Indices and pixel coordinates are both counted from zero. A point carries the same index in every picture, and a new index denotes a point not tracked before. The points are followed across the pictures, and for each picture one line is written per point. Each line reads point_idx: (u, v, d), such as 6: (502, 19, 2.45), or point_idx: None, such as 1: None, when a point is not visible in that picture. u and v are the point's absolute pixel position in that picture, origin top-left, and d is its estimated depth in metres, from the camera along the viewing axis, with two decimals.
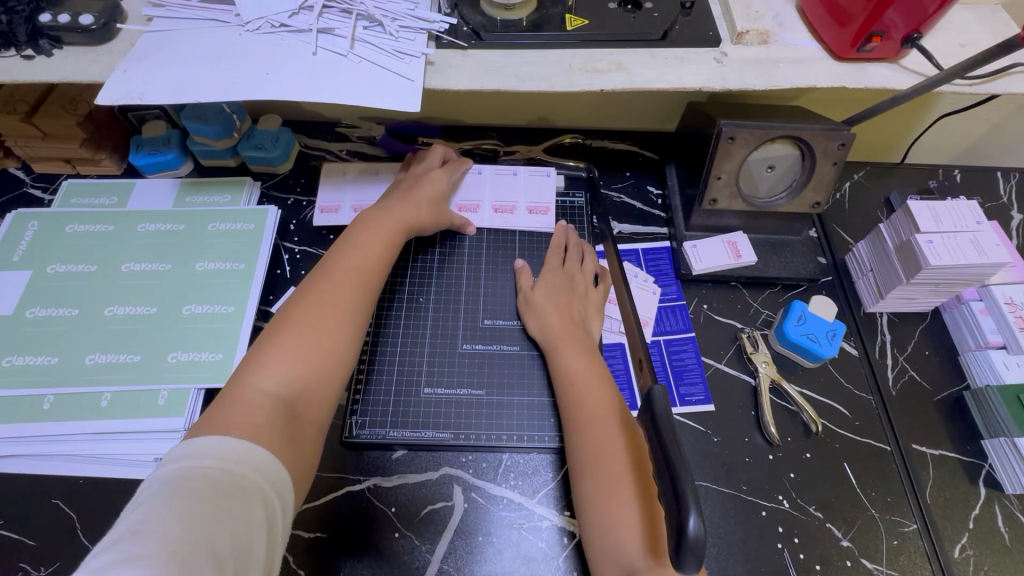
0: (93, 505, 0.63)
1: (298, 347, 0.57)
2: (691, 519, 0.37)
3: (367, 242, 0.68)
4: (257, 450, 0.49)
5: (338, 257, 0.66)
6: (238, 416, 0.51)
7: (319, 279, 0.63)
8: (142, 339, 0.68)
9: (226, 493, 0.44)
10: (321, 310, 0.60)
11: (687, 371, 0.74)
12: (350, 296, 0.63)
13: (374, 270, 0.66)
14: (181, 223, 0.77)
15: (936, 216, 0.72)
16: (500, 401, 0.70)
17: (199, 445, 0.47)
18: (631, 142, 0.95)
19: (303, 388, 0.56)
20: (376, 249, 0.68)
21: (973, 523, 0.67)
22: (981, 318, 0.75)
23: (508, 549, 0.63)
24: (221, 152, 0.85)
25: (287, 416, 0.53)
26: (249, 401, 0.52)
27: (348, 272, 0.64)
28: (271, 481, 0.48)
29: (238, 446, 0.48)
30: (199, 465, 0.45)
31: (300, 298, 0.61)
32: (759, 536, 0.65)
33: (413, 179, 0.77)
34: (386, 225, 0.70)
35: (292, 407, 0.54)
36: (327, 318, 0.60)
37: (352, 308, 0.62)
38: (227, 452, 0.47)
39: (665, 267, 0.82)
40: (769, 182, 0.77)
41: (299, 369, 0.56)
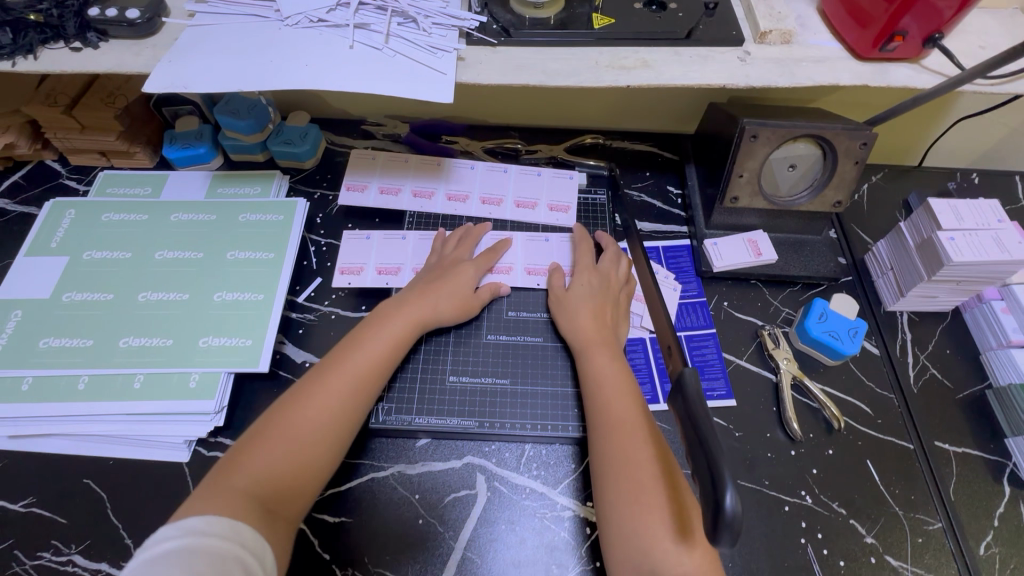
0: (125, 485, 0.64)
1: (290, 439, 0.56)
2: (728, 495, 0.37)
3: (372, 341, 0.65)
4: (240, 529, 0.49)
5: (348, 350, 0.64)
6: (224, 498, 0.51)
7: (323, 371, 0.62)
8: (174, 324, 0.69)
9: (209, 567, 0.45)
10: (318, 404, 0.59)
11: (708, 366, 0.75)
12: (352, 385, 0.61)
13: (384, 360, 0.64)
14: (213, 214, 0.79)
15: (958, 215, 0.73)
16: (523, 392, 0.71)
17: (188, 523, 0.48)
18: (651, 143, 0.96)
19: (281, 486, 0.54)
20: (389, 345, 0.65)
21: (998, 522, 0.66)
22: (1002, 317, 0.75)
23: (531, 538, 0.63)
24: (251, 146, 0.87)
25: (269, 507, 0.52)
26: (234, 487, 0.52)
27: (344, 375, 0.61)
28: (259, 561, 0.48)
29: (222, 524, 0.48)
30: (183, 544, 0.46)
31: (303, 388, 0.60)
32: (782, 531, 0.65)
33: (440, 273, 0.73)
34: (397, 319, 0.67)
35: (276, 502, 0.53)
36: (323, 411, 0.59)
37: (341, 408, 0.60)
38: (210, 530, 0.48)
39: (686, 265, 0.83)
40: (789, 181, 0.78)
41: (285, 462, 0.55)
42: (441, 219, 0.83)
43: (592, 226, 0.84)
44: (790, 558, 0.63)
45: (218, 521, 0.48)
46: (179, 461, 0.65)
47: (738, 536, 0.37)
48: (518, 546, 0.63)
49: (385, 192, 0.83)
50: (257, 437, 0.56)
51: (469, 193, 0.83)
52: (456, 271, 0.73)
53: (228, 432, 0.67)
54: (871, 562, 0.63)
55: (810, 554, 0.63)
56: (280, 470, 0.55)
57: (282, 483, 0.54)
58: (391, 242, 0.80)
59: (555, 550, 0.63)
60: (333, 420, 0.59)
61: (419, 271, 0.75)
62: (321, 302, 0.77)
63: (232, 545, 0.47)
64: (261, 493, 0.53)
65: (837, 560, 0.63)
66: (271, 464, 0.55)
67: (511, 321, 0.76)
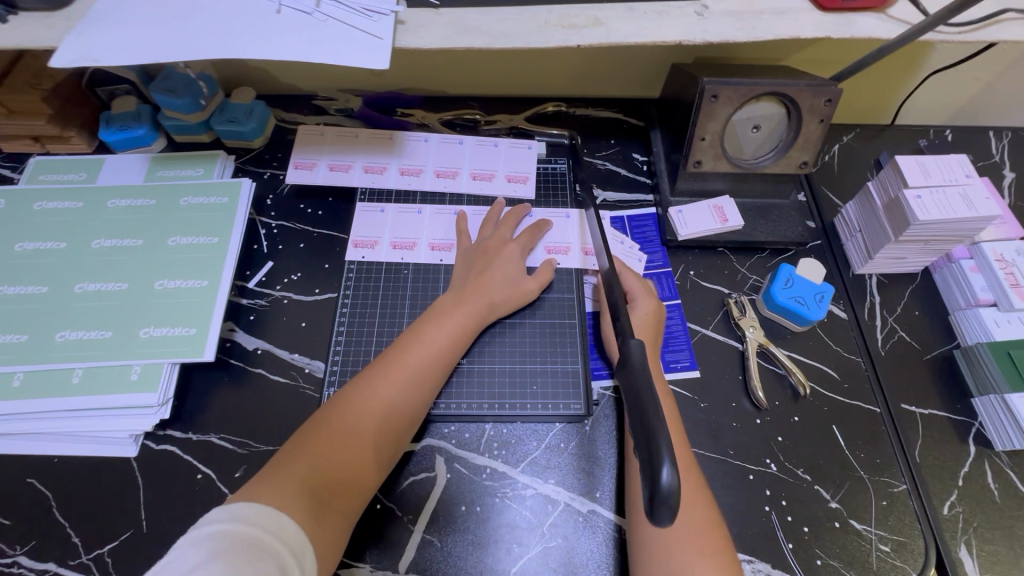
0: (70, 482, 0.62)
1: (347, 439, 0.56)
2: (664, 472, 0.36)
3: (433, 335, 0.65)
4: (289, 523, 0.49)
5: (405, 350, 0.63)
6: (278, 490, 0.51)
7: (382, 368, 0.62)
8: (113, 316, 0.66)
9: (249, 553, 0.45)
10: (375, 401, 0.59)
11: (673, 337, 0.73)
12: (408, 387, 0.61)
13: (442, 362, 0.64)
14: (153, 198, 0.75)
15: (926, 172, 0.70)
16: (483, 370, 0.69)
17: (235, 508, 0.49)
18: (616, 109, 0.93)
19: (334, 477, 0.54)
20: (449, 344, 0.65)
21: (962, 481, 0.66)
22: (971, 276, 0.73)
23: (492, 518, 0.62)
24: (194, 126, 0.82)
25: (323, 502, 0.53)
26: (287, 480, 0.52)
27: (404, 368, 0.61)
28: (300, 560, 0.48)
29: (266, 513, 0.49)
30: (227, 528, 0.47)
31: (358, 386, 0.60)
32: (747, 500, 0.64)
33: (487, 257, 0.72)
34: (459, 314, 0.66)
35: (331, 498, 0.54)
36: (380, 410, 0.59)
37: (395, 404, 0.60)
38: (250, 517, 0.48)
39: (651, 234, 0.81)
40: (754, 142, 0.75)
41: (341, 460, 0.55)
42: (394, 195, 0.80)
43: (552, 198, 0.81)
44: (755, 526, 0.62)
45: (266, 511, 0.49)
46: (127, 455, 0.63)
47: (677, 512, 0.35)
48: (481, 525, 0.62)
49: (335, 169, 0.80)
50: (312, 433, 0.56)
51: (422, 168, 0.80)
52: (500, 254, 0.72)
53: (179, 424, 0.66)
54: (835, 527, 0.63)
55: (774, 521, 0.63)
56: (332, 466, 0.55)
57: (335, 483, 0.54)
58: (406, 216, 0.78)
59: (517, 529, 0.62)
60: (390, 420, 0.59)
61: (460, 261, 0.73)
62: (272, 287, 0.75)
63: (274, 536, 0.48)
64: (316, 488, 0.53)
65: (801, 526, 0.62)
66: (323, 462, 0.55)
67: (548, 307, 0.73)
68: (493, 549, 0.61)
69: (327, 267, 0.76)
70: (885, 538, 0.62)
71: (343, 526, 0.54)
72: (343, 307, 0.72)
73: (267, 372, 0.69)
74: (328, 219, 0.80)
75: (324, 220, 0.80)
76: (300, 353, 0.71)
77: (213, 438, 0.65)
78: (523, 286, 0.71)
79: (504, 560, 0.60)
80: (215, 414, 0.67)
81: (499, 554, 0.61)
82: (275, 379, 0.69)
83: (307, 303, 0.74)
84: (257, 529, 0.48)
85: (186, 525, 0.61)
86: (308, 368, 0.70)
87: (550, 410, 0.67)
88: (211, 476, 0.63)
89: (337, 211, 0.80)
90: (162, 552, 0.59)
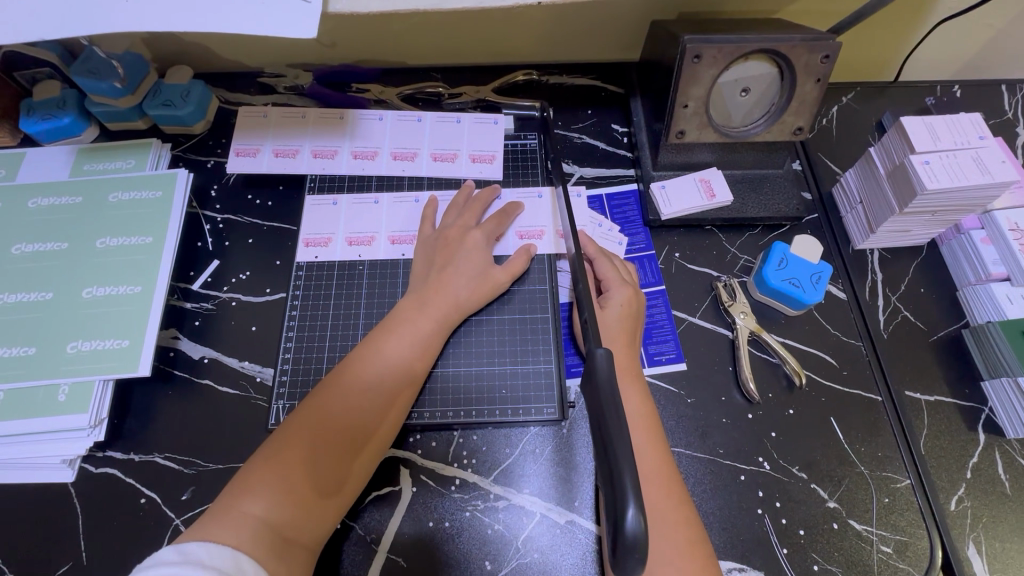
0: (2, 514, 0.57)
1: (308, 466, 0.51)
2: (629, 513, 0.34)
3: (399, 341, 0.59)
4: (248, 563, 0.44)
5: (365, 359, 0.57)
6: (232, 530, 0.46)
7: (341, 380, 0.56)
8: (36, 328, 0.61)
9: None
10: (335, 419, 0.53)
11: (657, 327, 0.67)
12: (374, 401, 0.56)
13: (408, 369, 0.58)
14: (78, 196, 0.68)
15: (934, 134, 0.63)
16: (452, 373, 0.63)
17: (190, 549, 0.43)
18: (593, 76, 0.84)
19: (297, 509, 0.49)
20: (414, 349, 0.59)
21: (971, 473, 0.61)
22: (982, 249, 0.67)
23: (462, 533, 0.57)
24: (126, 112, 0.73)
25: (284, 536, 0.48)
26: (243, 518, 0.47)
27: (370, 381, 0.56)
28: None
29: (229, 555, 0.44)
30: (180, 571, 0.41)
31: (316, 404, 0.54)
32: (738, 503, 0.59)
33: (451, 248, 0.65)
34: (427, 317, 0.60)
35: (293, 530, 0.49)
36: (343, 429, 0.53)
37: (362, 421, 0.54)
38: (221, 565, 0.43)
39: (632, 214, 0.74)
40: (743, 108, 0.68)
41: (303, 488, 0.50)
42: (347, 181, 0.72)
43: (521, 178, 0.73)
44: (747, 531, 0.58)
45: (225, 554, 0.44)
46: (63, 482, 0.58)
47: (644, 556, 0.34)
48: (450, 541, 0.57)
49: (281, 155, 0.72)
50: (264, 460, 0.51)
51: (378, 149, 0.73)
52: (465, 243, 0.65)
53: (119, 444, 0.60)
54: (833, 528, 0.58)
55: (768, 524, 0.58)
56: (291, 496, 0.49)
57: (296, 513, 0.49)
58: (361, 207, 0.71)
59: (488, 544, 0.57)
60: (354, 439, 0.54)
61: (419, 251, 0.66)
62: (219, 288, 0.68)
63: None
64: (274, 523, 0.48)
65: (797, 529, 0.58)
66: (280, 491, 0.49)
67: (520, 300, 0.67)
68: (465, 569, 0.56)
69: (278, 264, 0.70)
70: (887, 539, 0.57)
71: (307, 558, 0.50)
72: (292, 310, 0.66)
73: (214, 384, 0.63)
74: (279, 211, 0.73)
75: (274, 212, 0.73)
76: (251, 361, 0.65)
77: (156, 458, 0.60)
78: (493, 277, 0.64)
79: None
80: (162, 432, 0.61)
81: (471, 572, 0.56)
82: (224, 390, 0.63)
83: (257, 305, 0.68)
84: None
85: (130, 555, 0.56)
86: (259, 376, 0.64)
87: (522, 415, 0.61)
88: (156, 500, 0.58)
89: (287, 200, 0.73)
90: None
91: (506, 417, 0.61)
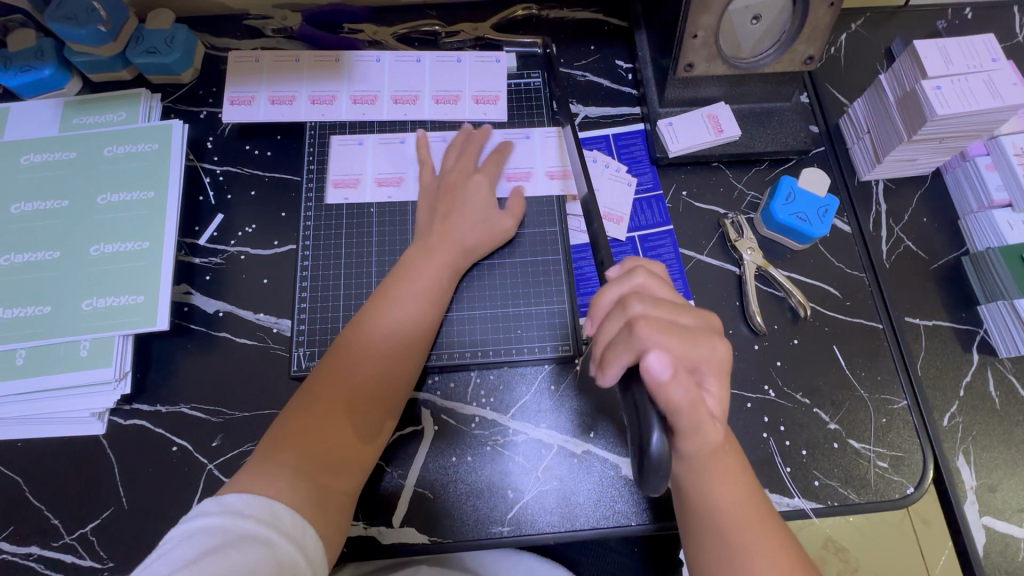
0: (38, 466, 0.59)
1: (338, 417, 0.53)
2: (654, 437, 0.40)
3: (414, 292, 0.59)
4: (282, 506, 0.47)
5: (383, 307, 0.58)
6: (272, 478, 0.48)
7: (360, 330, 0.57)
8: (46, 286, 0.61)
9: (241, 542, 0.43)
10: (360, 369, 0.55)
11: (666, 267, 0.68)
12: (393, 350, 0.57)
13: (423, 317, 0.59)
14: (72, 151, 0.66)
15: (947, 59, 0.63)
16: (467, 317, 0.64)
17: (228, 498, 0.45)
18: (595, 9, 0.80)
19: (332, 456, 0.52)
20: (429, 296, 0.60)
21: (964, 392, 0.64)
22: (986, 175, 0.68)
23: (486, 466, 0.60)
24: (110, 61, 0.70)
25: (322, 484, 0.50)
26: (281, 464, 0.49)
27: (387, 333, 0.57)
28: (301, 542, 0.46)
29: (265, 502, 0.46)
30: (218, 521, 0.44)
31: (339, 356, 0.56)
32: (745, 428, 0.62)
33: (451, 194, 0.64)
34: (439, 266, 0.61)
35: (330, 474, 0.51)
36: (369, 378, 0.55)
37: (385, 371, 0.56)
38: (259, 513, 0.45)
39: (639, 153, 0.73)
40: (753, 37, 0.66)
41: (335, 438, 0.52)
42: (348, 127, 0.70)
43: (526, 120, 0.72)
44: (753, 453, 0.61)
45: (261, 502, 0.46)
46: (94, 434, 0.60)
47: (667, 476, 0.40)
48: (474, 473, 0.60)
49: (277, 102, 0.70)
50: (297, 411, 0.53)
51: (377, 93, 0.71)
52: (474, 186, 0.65)
53: (145, 397, 0.62)
54: (834, 448, 0.61)
55: (772, 447, 0.61)
56: (323, 444, 0.51)
57: (331, 461, 0.51)
58: (367, 152, 0.69)
59: (510, 475, 0.60)
60: (378, 388, 0.55)
61: (420, 199, 0.66)
62: (226, 242, 0.68)
63: (279, 532, 0.45)
64: (310, 471, 0.50)
65: (799, 449, 0.61)
66: (316, 440, 0.51)
67: (529, 242, 0.67)
68: (489, 497, 0.59)
69: (284, 216, 0.69)
70: (883, 455, 0.61)
71: (346, 503, 0.52)
72: (303, 261, 0.65)
73: (232, 336, 0.64)
74: (280, 161, 0.71)
75: (274, 161, 0.71)
76: (266, 313, 0.65)
77: (183, 409, 0.61)
78: (502, 222, 0.64)
79: (500, 507, 0.59)
80: (185, 384, 0.62)
81: (496, 502, 0.59)
82: (242, 341, 0.64)
83: (266, 257, 0.67)
84: (265, 526, 0.45)
85: (169, 498, 0.58)
86: (276, 327, 0.65)
87: (536, 353, 0.63)
88: (188, 447, 0.60)
89: (287, 150, 0.72)
90: (146, 527, 0.58)
91: (521, 355, 0.63)
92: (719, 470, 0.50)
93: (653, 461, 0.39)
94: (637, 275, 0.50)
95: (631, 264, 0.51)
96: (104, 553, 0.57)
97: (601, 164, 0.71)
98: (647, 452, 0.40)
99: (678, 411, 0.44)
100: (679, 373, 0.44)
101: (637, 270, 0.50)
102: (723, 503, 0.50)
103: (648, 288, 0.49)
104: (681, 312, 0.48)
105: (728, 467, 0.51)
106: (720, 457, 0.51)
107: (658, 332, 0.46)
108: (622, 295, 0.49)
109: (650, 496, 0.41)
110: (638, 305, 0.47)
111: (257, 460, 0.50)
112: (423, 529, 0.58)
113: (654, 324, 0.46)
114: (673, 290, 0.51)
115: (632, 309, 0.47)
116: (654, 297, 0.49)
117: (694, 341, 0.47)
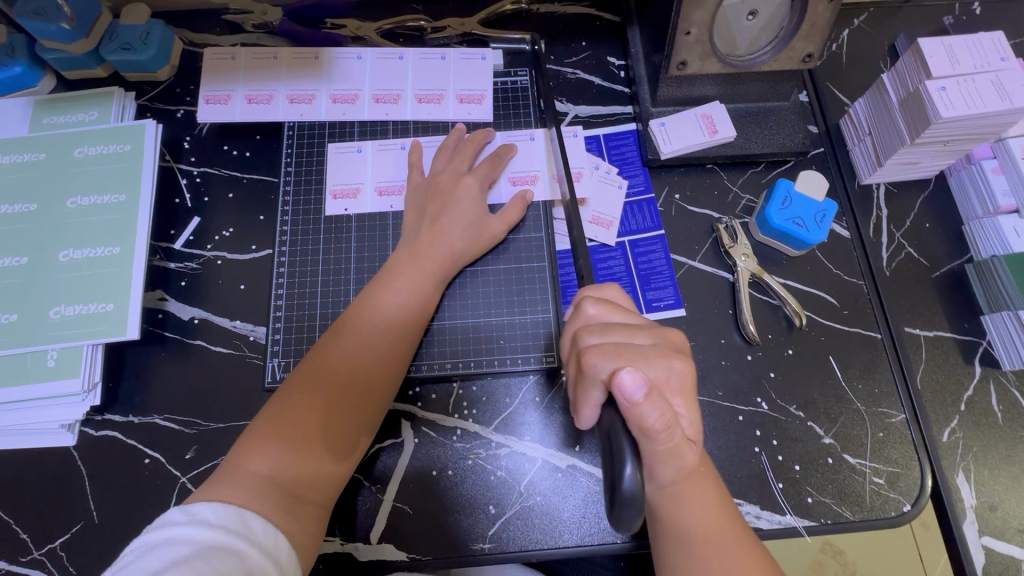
0: (7, 478, 0.58)
1: (311, 430, 0.51)
2: (626, 470, 0.39)
3: (395, 301, 0.57)
4: (254, 517, 0.45)
5: (362, 316, 0.56)
6: (240, 491, 0.46)
7: (338, 339, 0.55)
8: (15, 293, 0.59)
9: (210, 553, 0.40)
10: (336, 381, 0.53)
11: (656, 274, 0.66)
12: (373, 362, 0.55)
13: (406, 322, 0.57)
14: (42, 152, 0.64)
15: (953, 57, 0.60)
16: (450, 325, 0.62)
17: (197, 508, 0.43)
18: (586, 3, 0.77)
19: (304, 471, 0.49)
20: (413, 301, 0.58)
21: (964, 406, 0.62)
22: (992, 179, 0.65)
23: (467, 480, 0.59)
24: (83, 58, 0.68)
25: (293, 494, 0.48)
26: (250, 478, 0.47)
27: (367, 343, 0.55)
28: (272, 555, 0.44)
29: (235, 512, 0.44)
30: (186, 532, 0.41)
31: (315, 366, 0.54)
32: (736, 442, 0.60)
33: (442, 197, 0.62)
34: (422, 274, 0.59)
35: (302, 488, 0.49)
36: (345, 391, 0.53)
37: (363, 383, 0.54)
38: (229, 522, 0.43)
39: (631, 155, 0.70)
40: (749, 33, 0.63)
41: (308, 452, 0.50)
42: (328, 128, 0.68)
43: (513, 120, 0.69)
44: (745, 468, 0.59)
45: (232, 512, 0.44)
46: (65, 445, 0.58)
47: (641, 508, 0.39)
48: (456, 488, 0.58)
49: (254, 101, 0.67)
50: (269, 423, 0.51)
51: (358, 92, 0.68)
52: (458, 189, 0.62)
53: (117, 407, 0.60)
54: (828, 463, 0.59)
55: (764, 462, 0.59)
56: (296, 452, 0.49)
57: (305, 471, 0.49)
58: (346, 156, 0.67)
59: (492, 489, 0.58)
60: (356, 400, 0.53)
61: (409, 203, 0.63)
62: (202, 247, 0.66)
63: (250, 543, 0.43)
64: (281, 480, 0.48)
65: (792, 465, 0.59)
66: (287, 454, 0.49)
67: (516, 248, 0.65)
68: (470, 512, 0.58)
69: (262, 219, 0.67)
70: (879, 471, 0.59)
71: (318, 513, 0.50)
72: (280, 267, 0.63)
73: (208, 344, 0.62)
74: (259, 162, 0.69)
75: (253, 163, 0.69)
76: (242, 320, 0.63)
77: (156, 420, 0.60)
78: (487, 227, 0.62)
79: (482, 523, 0.57)
80: (159, 393, 0.60)
81: (477, 517, 0.57)
82: (217, 349, 0.62)
83: (243, 262, 0.65)
84: (236, 536, 0.42)
85: (140, 512, 0.57)
86: (252, 335, 0.63)
87: (521, 364, 0.61)
88: (160, 460, 0.58)
89: (266, 151, 0.69)
90: (117, 542, 0.56)
91: (506, 366, 0.61)
92: (692, 493, 0.48)
93: (626, 496, 0.38)
94: (585, 306, 0.50)
95: (578, 296, 0.51)
96: (72, 568, 0.55)
97: (590, 166, 0.69)
98: (620, 487, 0.39)
99: (656, 433, 0.42)
100: (654, 393, 0.42)
101: (582, 301, 0.50)
102: (700, 526, 0.48)
103: (599, 316, 0.50)
104: (635, 332, 0.48)
105: (710, 496, 0.49)
106: (693, 481, 0.48)
107: (611, 359, 0.46)
108: (574, 331, 0.49)
109: (625, 533, 0.40)
110: (591, 336, 0.48)
111: (224, 473, 0.48)
112: (401, 546, 0.57)
113: (607, 351, 0.46)
114: (625, 310, 0.51)
115: (585, 340, 0.48)
116: (606, 324, 0.49)
117: (657, 362, 0.46)
